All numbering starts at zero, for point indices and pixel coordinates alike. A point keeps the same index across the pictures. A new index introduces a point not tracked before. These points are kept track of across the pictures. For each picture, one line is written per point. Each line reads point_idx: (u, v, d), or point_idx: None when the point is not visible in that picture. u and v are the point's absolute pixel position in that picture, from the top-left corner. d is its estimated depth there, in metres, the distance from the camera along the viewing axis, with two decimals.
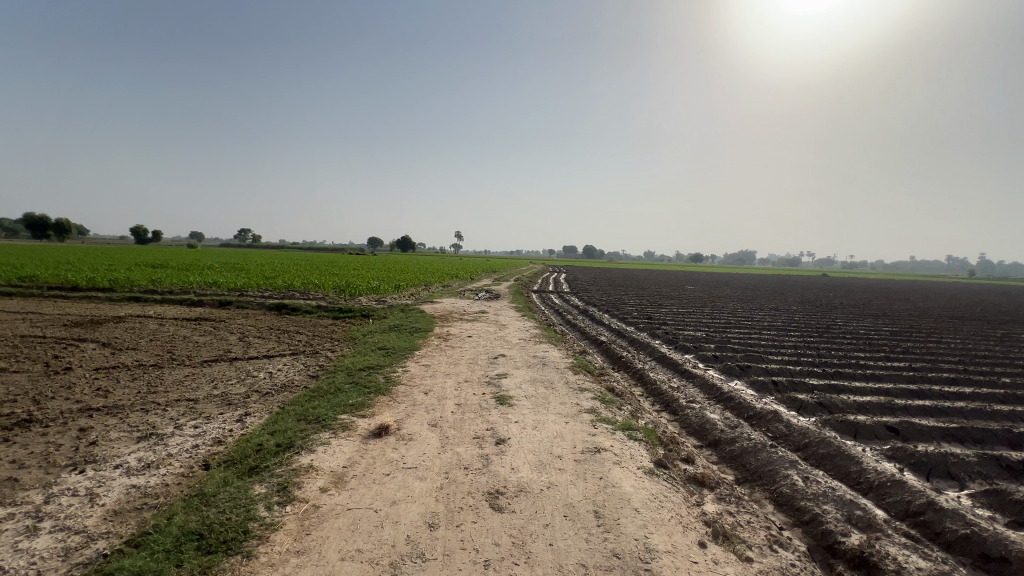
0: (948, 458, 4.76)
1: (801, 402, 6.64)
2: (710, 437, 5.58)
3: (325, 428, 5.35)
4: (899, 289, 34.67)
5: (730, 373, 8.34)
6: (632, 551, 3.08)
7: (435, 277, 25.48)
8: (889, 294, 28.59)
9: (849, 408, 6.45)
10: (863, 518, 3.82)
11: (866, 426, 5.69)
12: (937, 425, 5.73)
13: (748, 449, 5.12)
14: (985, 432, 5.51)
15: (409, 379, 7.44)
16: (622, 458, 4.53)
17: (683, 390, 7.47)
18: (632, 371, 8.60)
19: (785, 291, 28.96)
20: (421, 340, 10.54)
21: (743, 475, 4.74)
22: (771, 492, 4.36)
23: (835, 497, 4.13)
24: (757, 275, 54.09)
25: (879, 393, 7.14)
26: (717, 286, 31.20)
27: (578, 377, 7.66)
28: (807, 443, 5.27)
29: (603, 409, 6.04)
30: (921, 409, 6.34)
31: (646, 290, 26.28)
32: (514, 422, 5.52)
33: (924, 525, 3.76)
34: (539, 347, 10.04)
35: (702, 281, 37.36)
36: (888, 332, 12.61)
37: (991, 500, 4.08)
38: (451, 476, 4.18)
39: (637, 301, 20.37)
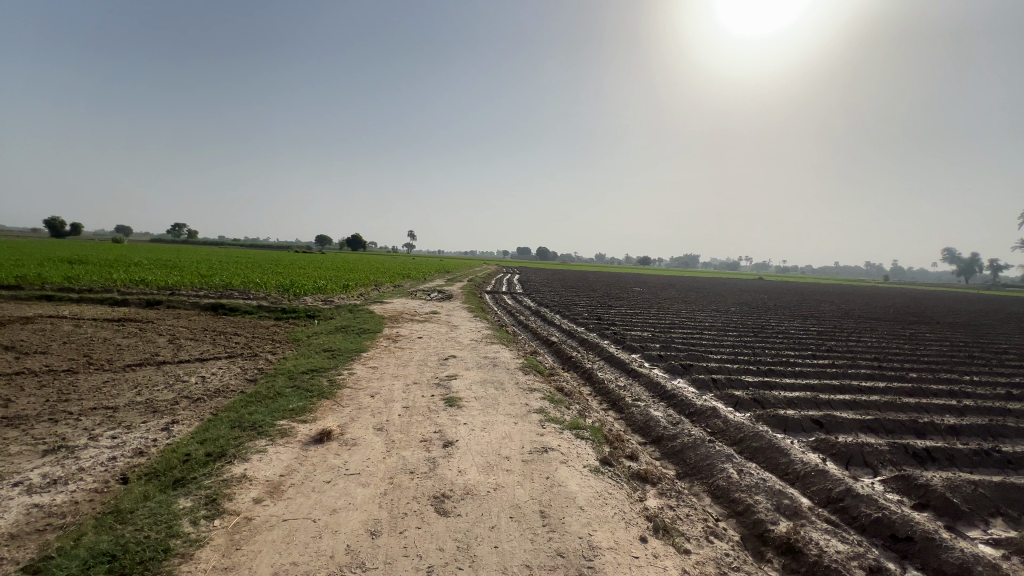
0: (864, 448, 5.17)
1: (738, 399, 7.00)
2: (654, 433, 5.76)
3: (261, 435, 5.05)
4: (823, 292, 37.71)
5: (674, 372, 8.69)
6: (576, 550, 3.10)
7: (387, 277, 24.90)
8: (818, 297, 30.75)
9: (779, 403, 6.87)
10: (790, 506, 4.07)
11: (794, 420, 6.08)
12: (855, 417, 6.22)
13: (687, 444, 5.34)
14: (895, 422, 6.04)
15: (355, 382, 7.20)
16: (569, 457, 4.59)
17: (629, 389, 7.68)
18: (582, 370, 8.76)
19: (723, 293, 30.69)
20: (369, 341, 10.25)
21: (684, 469, 4.93)
22: (708, 485, 4.56)
23: (765, 488, 4.37)
24: (698, 278, 57.00)
25: (806, 388, 7.67)
26: (662, 288, 32.54)
27: (529, 377, 7.71)
28: (742, 437, 5.55)
29: (552, 409, 6.10)
30: (842, 403, 6.87)
31: (597, 292, 26.96)
32: (463, 424, 5.46)
33: (843, 510, 4.06)
34: (491, 347, 10.05)
35: (652, 283, 38.58)
36: (814, 332, 13.61)
37: (900, 485, 4.46)
38: (395, 481, 4.06)
39: (588, 302, 20.79)
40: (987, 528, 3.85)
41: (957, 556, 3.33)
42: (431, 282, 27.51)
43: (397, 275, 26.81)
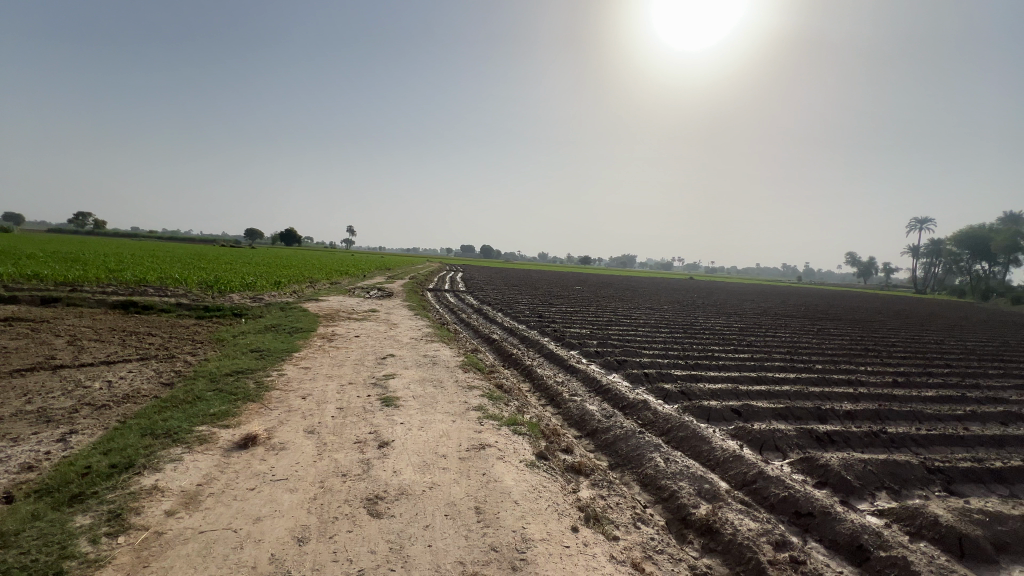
0: (776, 434, 5.65)
1: (667, 391, 7.41)
2: (589, 427, 5.96)
3: (176, 442, 4.67)
4: (745, 291, 40.73)
5: (609, 367, 9.03)
6: (509, 543, 3.15)
7: (323, 273, 23.86)
8: (741, 295, 33.10)
9: (704, 394, 7.35)
10: (710, 490, 4.37)
11: (716, 410, 6.53)
12: (769, 406, 6.79)
13: (619, 436, 5.57)
14: (802, 409, 6.66)
15: (285, 384, 6.85)
16: (505, 453, 4.64)
17: (567, 384, 7.90)
18: (522, 367, 8.89)
19: (657, 292, 32.31)
20: (302, 341, 9.79)
21: (616, 460, 5.14)
22: (637, 474, 4.79)
23: (688, 474, 4.66)
24: (634, 278, 59.55)
25: (728, 380, 8.27)
26: (601, 287, 33.70)
27: (469, 374, 7.70)
28: (670, 427, 5.88)
29: (491, 405, 6.15)
30: (758, 393, 7.47)
31: (539, 290, 27.41)
32: (400, 424, 5.35)
33: (755, 491, 4.42)
34: (431, 345, 9.93)
35: (591, 282, 39.76)
36: (737, 328, 14.67)
37: (804, 465, 4.92)
38: (326, 485, 3.91)
39: (530, 300, 21.09)
40: (873, 500, 4.34)
41: (848, 527, 3.73)
42: (371, 279, 26.72)
43: (335, 272, 25.74)
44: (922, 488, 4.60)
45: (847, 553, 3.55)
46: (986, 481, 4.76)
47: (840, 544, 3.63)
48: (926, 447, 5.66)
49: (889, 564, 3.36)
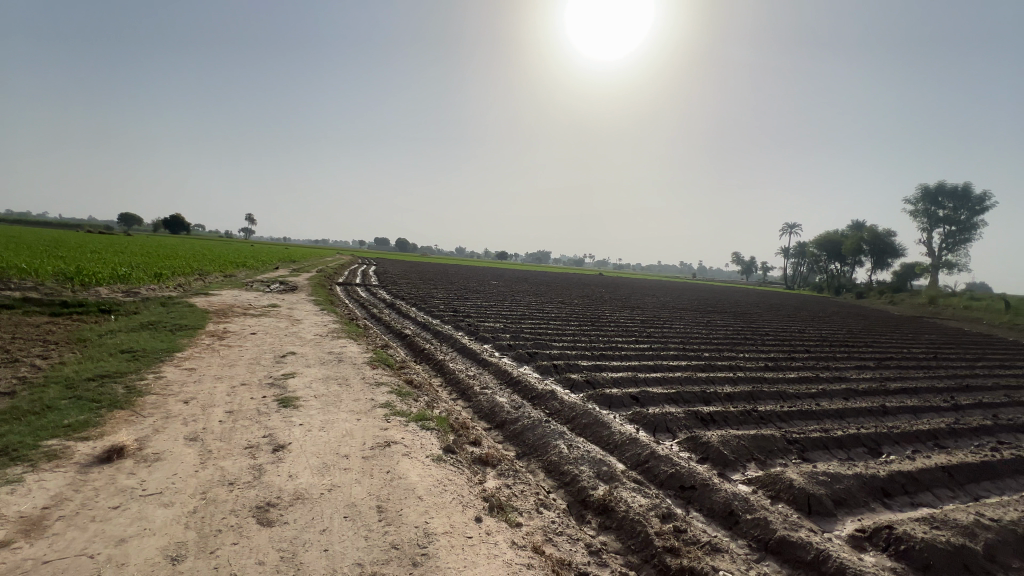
0: (667, 417, 6.18)
1: (573, 381, 7.77)
2: (498, 418, 6.07)
3: (16, 461, 3.97)
4: (646, 286, 43.88)
5: (521, 359, 9.24)
6: (411, 539, 3.11)
7: (215, 265, 21.62)
8: (644, 290, 35.63)
9: (607, 382, 7.82)
10: (607, 472, 4.66)
11: (617, 397, 6.98)
12: (663, 391, 7.41)
13: (527, 426, 5.73)
14: (691, 393, 7.36)
15: (163, 387, 6.11)
16: (412, 449, 4.56)
17: (479, 377, 7.96)
18: (434, 362, 8.79)
19: (569, 286, 33.67)
20: (187, 339, 8.80)
21: (523, 449, 5.29)
22: (543, 462, 4.96)
23: (589, 459, 4.93)
24: (547, 273, 61.45)
25: (628, 369, 8.89)
26: (517, 282, 34.36)
27: (377, 371, 7.45)
28: (574, 415, 6.18)
29: (399, 402, 6.01)
30: (654, 380, 8.11)
31: (455, 284, 27.29)
32: (298, 425, 5.03)
33: (648, 470, 4.80)
34: (337, 342, 9.44)
35: (506, 277, 40.37)
36: (638, 321, 15.78)
37: (690, 444, 5.44)
38: (209, 496, 3.56)
39: (445, 294, 20.90)
40: (744, 471, 4.92)
41: (722, 496, 4.19)
42: (272, 271, 24.72)
43: (229, 263, 23.45)
44: (782, 458, 5.29)
45: (720, 519, 3.99)
46: (830, 448, 5.60)
47: (716, 511, 4.06)
48: (788, 422, 6.52)
49: (753, 524, 3.84)
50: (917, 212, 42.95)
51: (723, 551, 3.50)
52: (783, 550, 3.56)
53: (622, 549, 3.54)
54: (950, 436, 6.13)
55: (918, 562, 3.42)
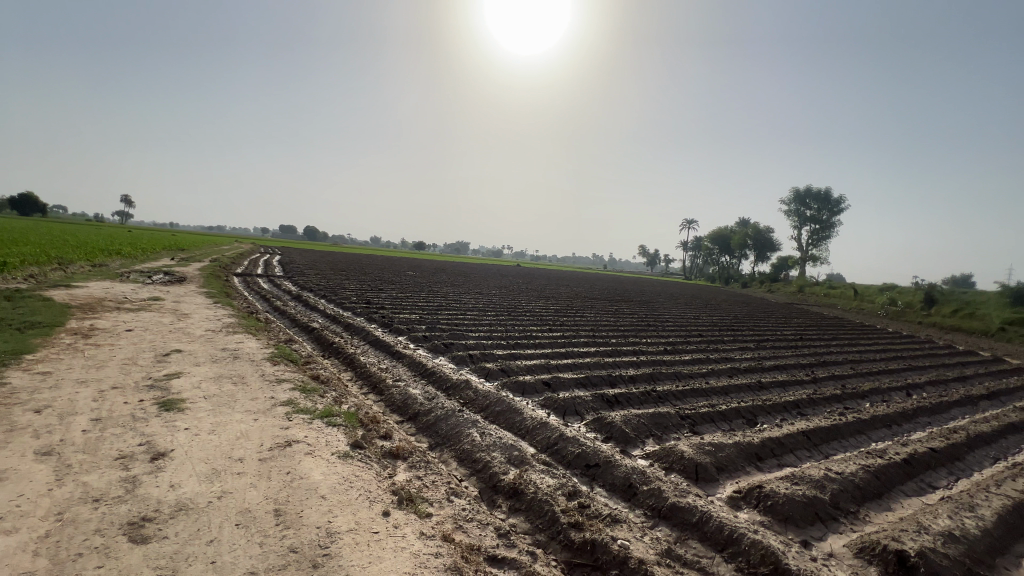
0: (575, 400, 6.49)
1: (488, 369, 7.87)
2: (410, 410, 5.97)
3: None
4: (560, 276, 45.51)
5: (436, 350, 9.16)
6: (311, 541, 2.96)
7: (80, 253, 18.69)
8: (559, 281, 36.91)
9: (521, 370, 8.03)
10: (518, 456, 4.79)
11: (530, 383, 7.19)
12: (573, 376, 7.77)
13: (440, 417, 5.70)
14: (599, 377, 7.80)
15: (7, 395, 5.17)
16: (316, 447, 4.34)
17: (392, 370, 7.75)
18: (343, 355, 8.39)
19: (487, 277, 33.93)
20: (41, 338, 7.53)
21: (435, 440, 5.27)
22: (455, 451, 4.97)
23: (501, 445, 5.03)
24: (465, 264, 61.28)
25: (541, 356, 9.20)
26: (434, 273, 33.86)
27: (278, 367, 6.95)
28: (488, 403, 6.26)
29: (303, 399, 5.66)
30: (566, 366, 8.49)
31: (369, 275, 26.28)
32: (183, 430, 4.53)
33: (556, 451, 5.01)
34: (232, 338, 8.64)
35: (424, 268, 39.63)
36: (552, 310, 16.35)
37: (596, 424, 5.76)
38: (67, 516, 3.09)
39: (357, 286, 19.98)
40: (643, 446, 5.33)
41: (622, 471, 4.50)
42: (154, 261, 21.94)
43: (99, 251, 20.40)
44: (675, 432, 5.81)
45: (621, 492, 4.29)
46: (716, 420, 6.25)
47: (616, 486, 4.36)
48: (681, 399, 7.17)
49: (648, 494, 4.17)
50: (789, 212, 48.84)
51: (621, 521, 3.77)
52: (673, 515, 3.91)
53: (530, 529, 3.67)
54: (809, 405, 7.12)
55: (781, 513, 3.95)
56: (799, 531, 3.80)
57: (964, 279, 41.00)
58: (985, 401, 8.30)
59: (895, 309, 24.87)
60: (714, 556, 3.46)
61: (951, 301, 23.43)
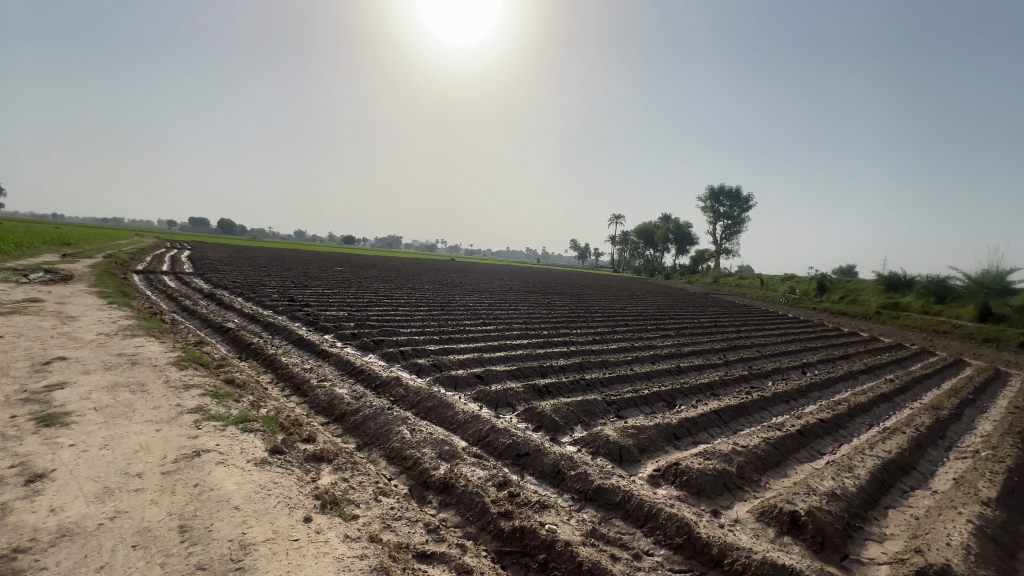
0: (508, 392, 6.58)
1: (420, 365, 7.74)
2: (337, 411, 5.73)
3: None
4: (494, 270, 45.67)
5: (365, 348, 8.85)
6: (222, 556, 2.76)
7: None
8: (493, 275, 37.07)
9: (454, 364, 7.98)
10: (449, 450, 4.77)
11: (462, 377, 7.17)
12: (506, 369, 7.85)
13: (368, 416, 5.52)
14: (531, 368, 7.95)
15: None
16: (229, 455, 4.04)
17: (317, 370, 7.38)
18: (262, 357, 7.86)
19: (420, 272, 33.25)
20: None
21: (364, 440, 5.11)
22: (384, 450, 4.85)
23: (432, 440, 4.98)
24: (398, 259, 59.66)
25: (475, 350, 9.20)
26: (364, 267, 32.64)
27: (186, 372, 6.36)
28: (419, 400, 6.16)
29: (215, 405, 5.24)
30: (499, 359, 8.56)
31: (292, 271, 24.80)
32: (68, 446, 4.02)
33: (488, 443, 5.05)
34: (130, 342, 7.78)
35: (353, 262, 38.05)
36: (486, 304, 16.39)
37: (527, 414, 5.87)
38: None
39: (278, 282, 18.77)
40: (572, 433, 5.52)
41: (551, 458, 4.64)
42: (31, 257, 19.17)
43: None
44: (602, 417, 6.07)
45: (550, 479, 4.41)
46: (639, 405, 6.61)
47: (545, 473, 4.48)
48: (608, 386, 7.51)
49: (576, 478, 4.33)
50: (706, 209, 52.41)
51: (550, 506, 3.88)
52: (599, 496, 4.09)
53: (460, 522, 3.68)
54: (721, 386, 7.76)
55: (694, 487, 4.27)
56: (710, 501, 4.13)
57: (848, 269, 46.52)
58: (864, 375, 9.48)
59: (794, 297, 27.66)
60: (636, 531, 3.67)
61: (839, 289, 26.50)
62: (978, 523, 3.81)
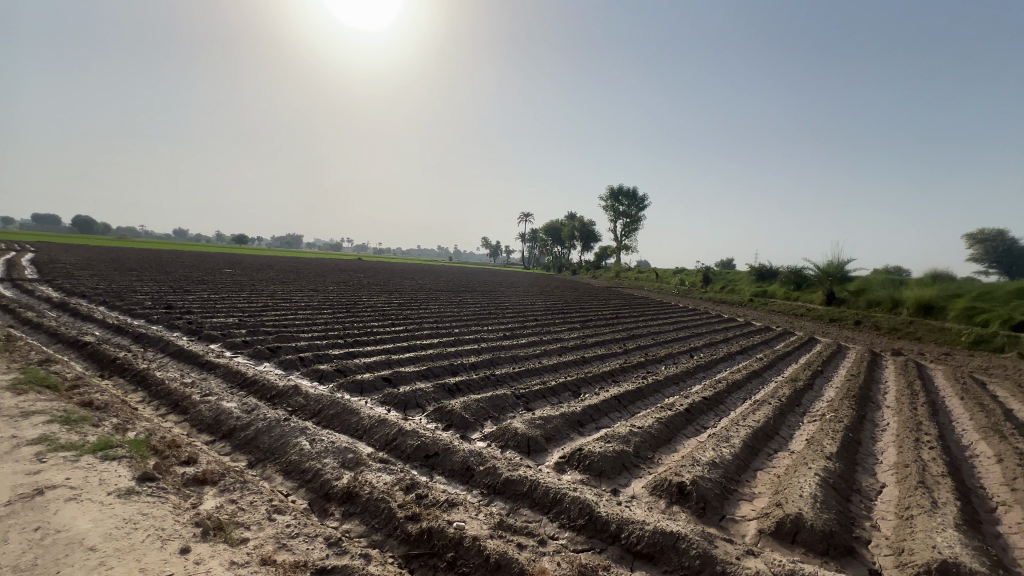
0: (416, 392, 6.44)
1: (322, 371, 7.29)
2: (224, 427, 5.19)
3: None
4: (404, 269, 44.45)
5: (259, 356, 8.13)
6: None
7: None
8: (403, 274, 36.13)
9: (359, 368, 7.63)
10: (353, 458, 4.55)
11: (368, 381, 6.89)
12: (415, 369, 7.68)
13: (262, 430, 5.08)
14: (441, 368, 7.87)
15: None
16: (84, 489, 3.48)
17: (200, 384, 6.62)
18: (131, 373, 6.86)
19: (323, 272, 31.31)
20: None
21: (256, 456, 4.69)
22: (280, 465, 4.50)
23: (334, 449, 4.72)
24: (297, 258, 55.53)
25: (382, 352, 8.89)
26: (259, 269, 29.97)
27: (27, 397, 5.35)
28: (320, 408, 5.80)
29: (66, 432, 4.48)
30: (408, 360, 8.35)
31: (170, 274, 22.00)
32: None
33: (395, 447, 4.90)
34: None
35: (245, 264, 34.76)
36: (395, 304, 15.91)
37: (437, 414, 5.79)
38: None
39: (152, 287, 16.53)
40: (482, 429, 5.56)
41: (460, 455, 4.63)
42: None
43: None
44: (511, 411, 6.19)
45: (459, 476, 4.41)
46: (546, 396, 6.85)
47: (454, 471, 4.47)
48: (518, 380, 7.68)
49: (484, 474, 4.36)
50: (608, 208, 55.65)
51: (458, 504, 3.87)
52: (507, 488, 4.17)
53: (365, 532, 3.53)
54: (621, 373, 8.31)
55: (596, 470, 4.52)
56: (610, 481, 4.41)
57: (727, 263, 52.40)
58: (740, 356, 10.74)
59: (683, 288, 30.48)
60: (542, 518, 3.80)
61: (720, 281, 29.70)
62: (823, 475, 4.50)
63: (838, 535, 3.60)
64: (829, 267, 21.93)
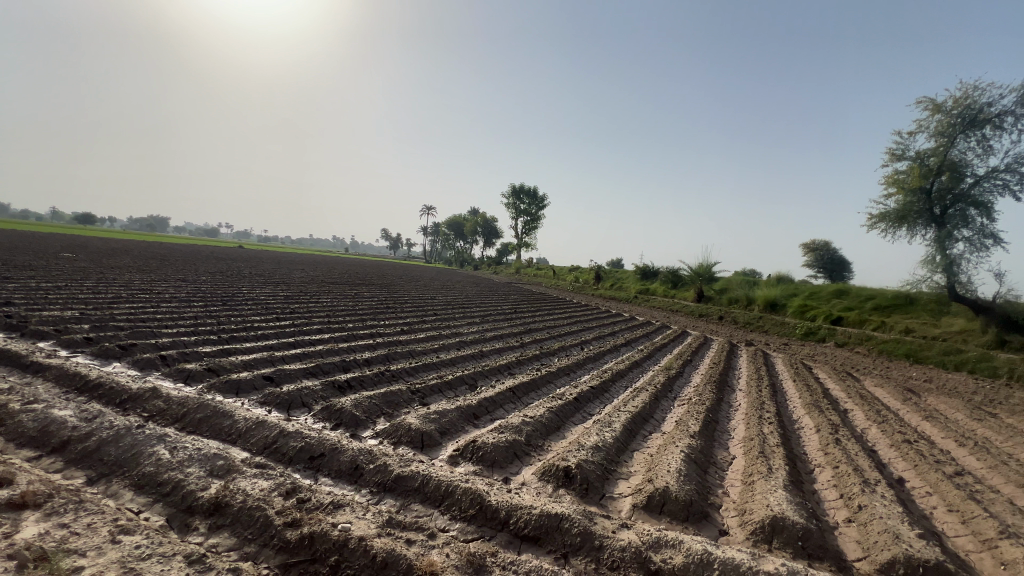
0: (302, 391, 6.01)
1: (189, 371, 6.46)
2: (55, 440, 4.37)
3: None
4: (295, 260, 41.11)
5: (107, 356, 6.96)
6: None
7: None
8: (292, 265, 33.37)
9: (236, 367, 6.90)
10: (223, 465, 4.11)
11: (245, 380, 6.26)
12: (302, 366, 7.15)
13: (107, 441, 4.36)
14: (333, 364, 7.43)
15: None
16: None
17: (22, 390, 5.48)
18: None
19: (194, 260, 27.81)
20: None
21: (99, 470, 4.02)
22: (131, 478, 3.91)
23: (200, 457, 4.22)
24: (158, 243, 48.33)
25: (265, 349, 8.15)
26: (109, 254, 25.54)
27: None
28: (184, 412, 5.14)
29: None
30: (294, 356, 7.75)
31: None
32: None
33: (275, 450, 4.53)
34: None
35: (90, 247, 29.48)
36: (281, 297, 14.67)
37: (325, 413, 5.46)
38: None
39: None
40: (374, 426, 5.36)
41: (349, 455, 4.43)
42: None
43: None
44: (405, 406, 6.06)
45: (347, 476, 4.22)
46: (442, 390, 6.83)
47: (341, 471, 4.25)
48: (413, 374, 7.54)
49: (374, 471, 4.22)
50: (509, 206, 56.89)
51: (345, 505, 3.70)
52: (397, 485, 4.08)
53: (235, 544, 3.21)
54: (517, 366, 8.56)
55: (488, 460, 4.61)
56: (502, 470, 4.53)
57: (616, 262, 56.68)
58: (623, 348, 11.70)
59: (578, 285, 32.30)
60: (432, 512, 3.78)
61: (609, 279, 32.01)
62: (687, 451, 5.08)
63: (696, 502, 4.10)
64: (699, 269, 24.71)
